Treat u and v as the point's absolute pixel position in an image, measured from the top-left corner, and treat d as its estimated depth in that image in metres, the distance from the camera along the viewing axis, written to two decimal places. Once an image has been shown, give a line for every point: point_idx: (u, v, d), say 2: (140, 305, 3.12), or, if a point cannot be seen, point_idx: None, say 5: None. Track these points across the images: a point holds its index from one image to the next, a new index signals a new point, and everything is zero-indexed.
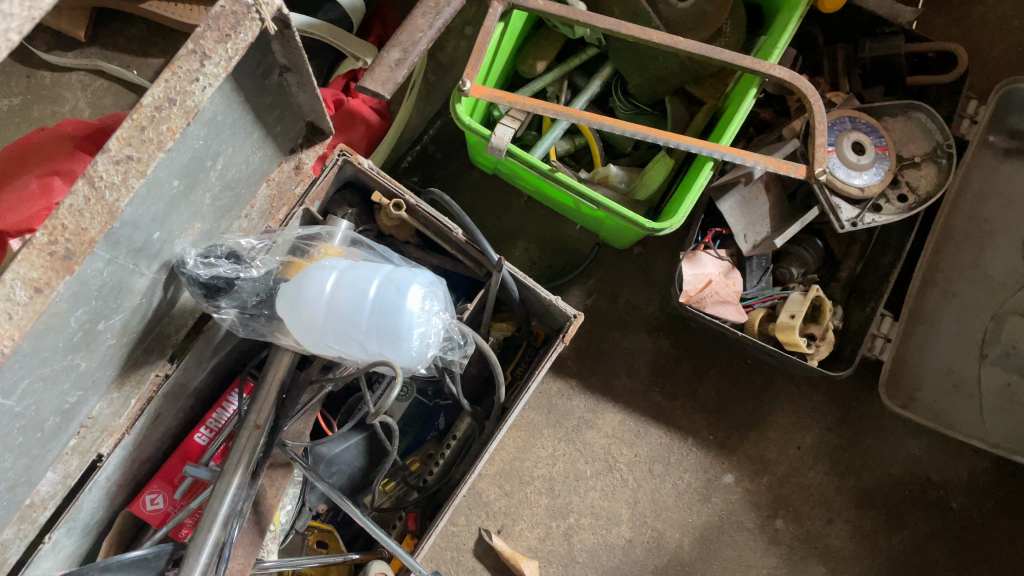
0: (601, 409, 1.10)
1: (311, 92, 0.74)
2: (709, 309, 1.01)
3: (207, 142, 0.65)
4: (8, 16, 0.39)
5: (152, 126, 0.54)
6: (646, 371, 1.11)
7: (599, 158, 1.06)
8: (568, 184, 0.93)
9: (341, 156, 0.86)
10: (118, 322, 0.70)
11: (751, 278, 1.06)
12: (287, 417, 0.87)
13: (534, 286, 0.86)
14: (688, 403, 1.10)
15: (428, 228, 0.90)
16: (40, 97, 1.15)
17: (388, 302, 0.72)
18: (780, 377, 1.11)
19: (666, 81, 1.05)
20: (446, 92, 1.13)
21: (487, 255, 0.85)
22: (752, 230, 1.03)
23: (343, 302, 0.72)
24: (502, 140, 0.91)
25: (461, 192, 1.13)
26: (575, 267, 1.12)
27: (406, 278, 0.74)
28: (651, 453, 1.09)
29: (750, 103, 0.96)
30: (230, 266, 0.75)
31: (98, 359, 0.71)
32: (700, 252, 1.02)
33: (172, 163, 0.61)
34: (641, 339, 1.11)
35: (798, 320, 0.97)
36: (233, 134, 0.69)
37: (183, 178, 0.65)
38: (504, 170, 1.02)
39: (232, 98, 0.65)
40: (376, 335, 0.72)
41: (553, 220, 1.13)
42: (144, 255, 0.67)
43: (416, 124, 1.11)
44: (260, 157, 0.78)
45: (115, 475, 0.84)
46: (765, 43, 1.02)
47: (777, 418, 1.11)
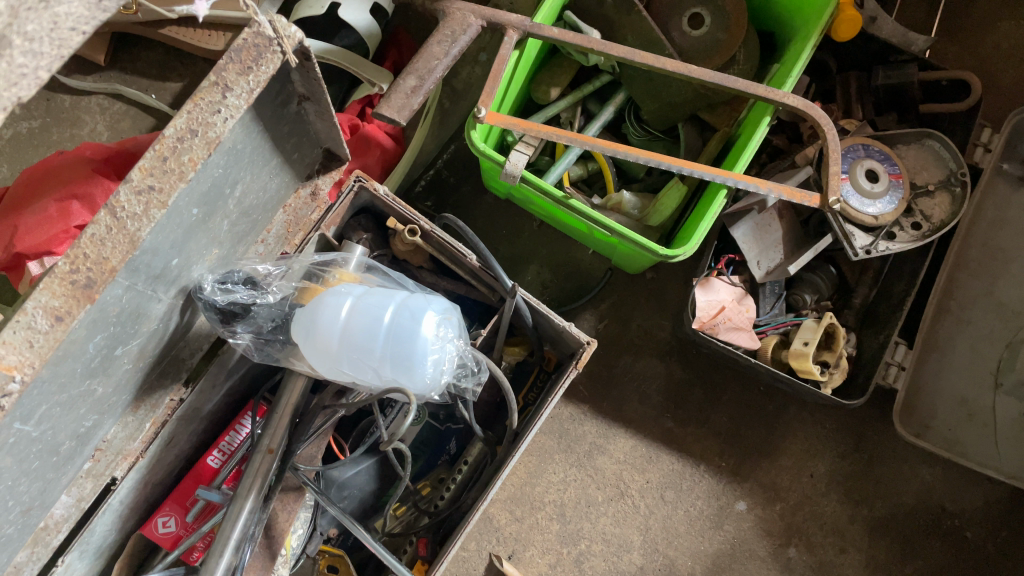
0: (612, 434, 1.09)
1: (329, 121, 0.75)
2: (722, 335, 1.00)
3: (227, 170, 0.66)
4: (38, 55, 0.39)
5: (174, 156, 0.55)
6: (657, 397, 1.10)
7: (612, 184, 1.06)
8: (582, 211, 0.93)
9: (357, 182, 0.86)
10: (135, 347, 0.71)
11: (764, 304, 1.05)
12: (300, 441, 0.87)
13: (547, 312, 0.86)
14: (700, 430, 1.10)
15: (443, 253, 0.90)
16: (59, 119, 1.16)
17: (403, 328, 0.72)
18: (793, 405, 1.11)
19: (679, 108, 1.05)
20: (460, 118, 1.13)
21: (500, 281, 0.85)
22: (765, 256, 1.03)
23: (358, 329, 0.73)
24: (517, 167, 0.92)
25: (475, 216, 1.13)
26: (588, 290, 1.12)
27: (420, 305, 0.74)
28: (663, 479, 1.09)
29: (764, 132, 0.96)
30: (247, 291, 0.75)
31: (115, 383, 0.72)
32: (714, 277, 1.01)
33: (192, 191, 0.62)
34: (653, 363, 1.11)
35: (812, 347, 0.98)
36: (252, 162, 0.70)
37: (202, 206, 0.66)
38: (518, 196, 1.03)
39: (252, 127, 0.65)
40: (391, 362, 0.73)
41: (565, 245, 1.13)
42: (162, 282, 0.68)
43: (431, 148, 1.11)
44: (277, 183, 0.78)
45: (128, 498, 0.85)
46: (779, 71, 1.03)
47: (790, 446, 1.10)
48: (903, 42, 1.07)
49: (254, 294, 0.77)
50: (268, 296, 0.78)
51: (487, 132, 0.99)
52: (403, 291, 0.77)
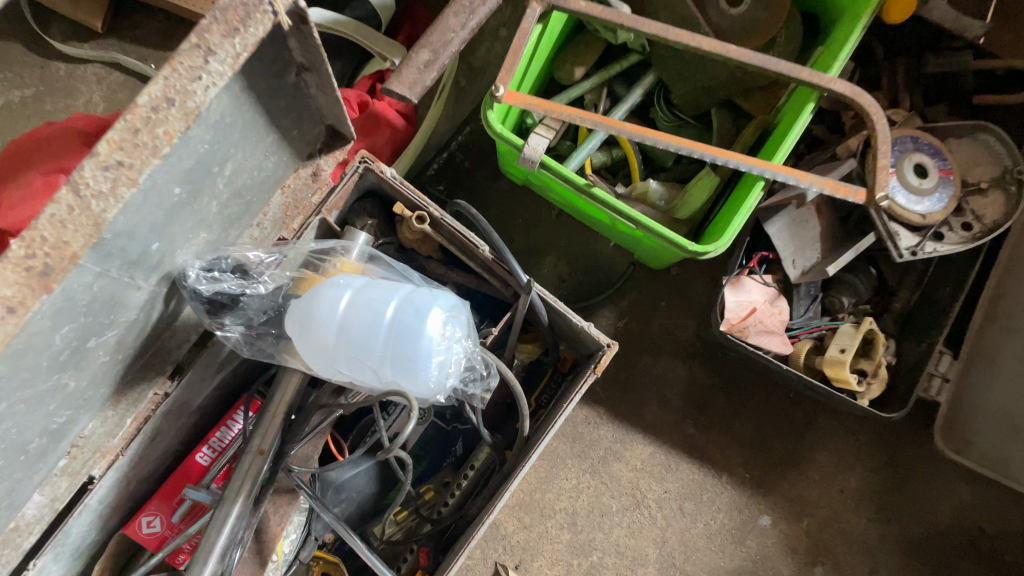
0: (629, 440, 1.02)
1: (331, 95, 0.68)
2: (752, 339, 0.93)
3: (214, 146, 0.59)
4: None
5: (147, 128, 0.48)
6: (679, 402, 1.03)
7: (637, 173, 0.99)
8: (606, 201, 0.86)
9: (362, 163, 0.79)
10: (112, 338, 0.64)
11: (798, 306, 0.97)
12: (294, 442, 0.81)
13: (565, 310, 0.78)
14: (723, 438, 1.02)
15: (453, 243, 0.83)
16: (54, 89, 1.10)
17: (406, 326, 0.65)
18: (824, 413, 1.03)
19: (714, 93, 0.98)
20: (476, 97, 1.06)
21: (515, 276, 0.78)
22: (801, 254, 0.95)
23: (357, 325, 0.66)
24: (536, 151, 0.84)
25: (489, 203, 1.06)
26: (608, 286, 1.04)
27: (426, 301, 0.67)
28: (682, 489, 1.02)
29: (807, 120, 0.88)
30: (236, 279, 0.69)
31: (89, 377, 0.66)
32: (744, 276, 0.94)
33: (174, 168, 0.55)
34: (675, 366, 1.03)
35: (849, 355, 0.91)
36: (244, 138, 0.63)
37: (186, 185, 0.59)
38: (536, 182, 0.95)
39: (243, 99, 0.59)
40: (392, 362, 0.66)
41: (585, 237, 1.05)
42: (141, 267, 0.61)
43: (445, 129, 1.04)
44: (273, 163, 0.72)
45: (108, 497, 0.79)
46: (822, 55, 0.95)
47: (820, 458, 1.03)
48: (958, 27, 0.99)
49: (245, 284, 0.70)
50: (261, 288, 0.72)
51: (506, 111, 0.92)
52: (409, 285, 0.70)
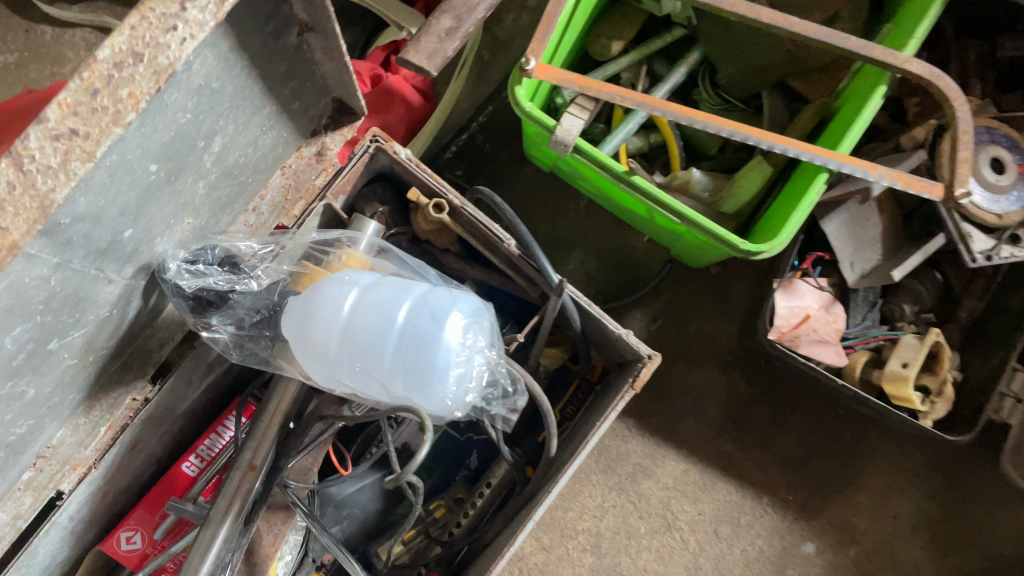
0: (661, 455, 0.93)
1: (338, 62, 0.58)
2: (803, 349, 0.84)
3: (197, 115, 0.50)
4: None
5: (109, 89, 0.39)
6: (716, 415, 0.94)
7: (678, 162, 0.89)
8: (649, 191, 0.75)
9: (374, 142, 0.69)
10: (79, 339, 0.55)
11: (854, 315, 0.88)
12: (289, 457, 0.71)
13: (601, 316, 0.69)
14: (764, 456, 0.93)
15: (474, 236, 0.74)
16: (39, 55, 1.00)
17: (419, 333, 0.56)
18: (875, 431, 0.93)
19: (766, 72, 0.87)
20: (500, 73, 0.96)
21: (544, 275, 0.68)
22: (859, 256, 0.86)
23: (363, 330, 0.56)
24: (570, 133, 0.75)
25: (512, 191, 0.97)
26: (640, 287, 0.95)
27: (444, 303, 0.58)
28: (717, 511, 0.92)
29: (878, 105, 0.78)
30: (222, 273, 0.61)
31: (53, 382, 0.57)
32: (798, 279, 0.84)
33: (148, 141, 0.46)
34: (713, 375, 0.94)
35: (913, 371, 0.81)
36: (234, 108, 0.54)
37: (163, 161, 0.50)
38: (567, 169, 0.85)
39: (232, 59, 0.49)
40: (404, 374, 0.56)
41: (617, 230, 0.96)
42: (111, 258, 0.52)
43: (465, 108, 0.95)
44: (271, 139, 0.62)
45: (80, 513, 0.69)
46: (891, 33, 0.84)
47: (870, 481, 0.93)
48: None
49: (234, 279, 0.63)
50: (252, 283, 0.64)
51: (534, 87, 0.82)
52: (424, 284, 0.61)
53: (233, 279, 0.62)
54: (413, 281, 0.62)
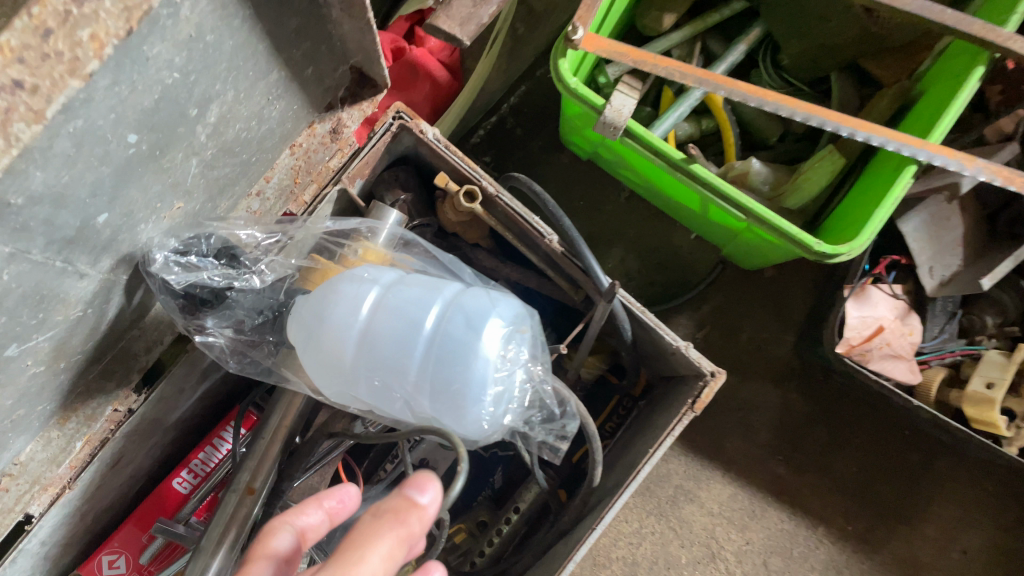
0: (705, 477, 0.84)
1: (361, 21, 0.49)
2: (873, 365, 0.74)
3: (188, 77, 0.41)
4: None
5: (64, 29, 0.29)
6: (768, 434, 0.84)
7: (733, 152, 0.79)
8: (707, 182, 0.66)
9: (396, 119, 0.61)
10: (44, 343, 0.46)
11: (931, 326, 0.79)
12: (291, 480, 0.62)
13: (656, 326, 0.59)
14: (819, 480, 0.84)
15: (509, 230, 0.64)
16: None
17: (451, 342, 0.46)
18: (945, 456, 0.84)
19: (837, 52, 0.78)
20: (536, 50, 0.87)
21: (593, 278, 0.59)
22: (939, 261, 0.77)
23: (384, 338, 0.47)
24: (621, 114, 0.65)
25: (546, 180, 0.87)
26: (687, 290, 0.85)
27: (480, 307, 0.48)
28: (767, 542, 0.83)
29: (972, 90, 0.68)
30: (218, 267, 0.53)
31: (15, 394, 0.47)
32: (870, 285, 0.75)
33: (123, 104, 0.37)
34: (765, 389, 0.85)
35: (1000, 393, 0.72)
36: (234, 70, 0.44)
37: (145, 132, 0.41)
38: (611, 155, 0.76)
39: (231, 7, 0.40)
40: (432, 391, 0.47)
41: (661, 226, 0.86)
42: (82, 248, 0.43)
43: (496, 88, 0.85)
44: (279, 112, 0.53)
45: (54, 538, 0.61)
46: (983, 10, 0.74)
47: (938, 511, 0.84)
48: None
49: (232, 274, 0.54)
50: (254, 279, 0.56)
51: (578, 62, 0.72)
52: (455, 283, 0.51)
53: (231, 275, 0.54)
54: (442, 280, 0.53)
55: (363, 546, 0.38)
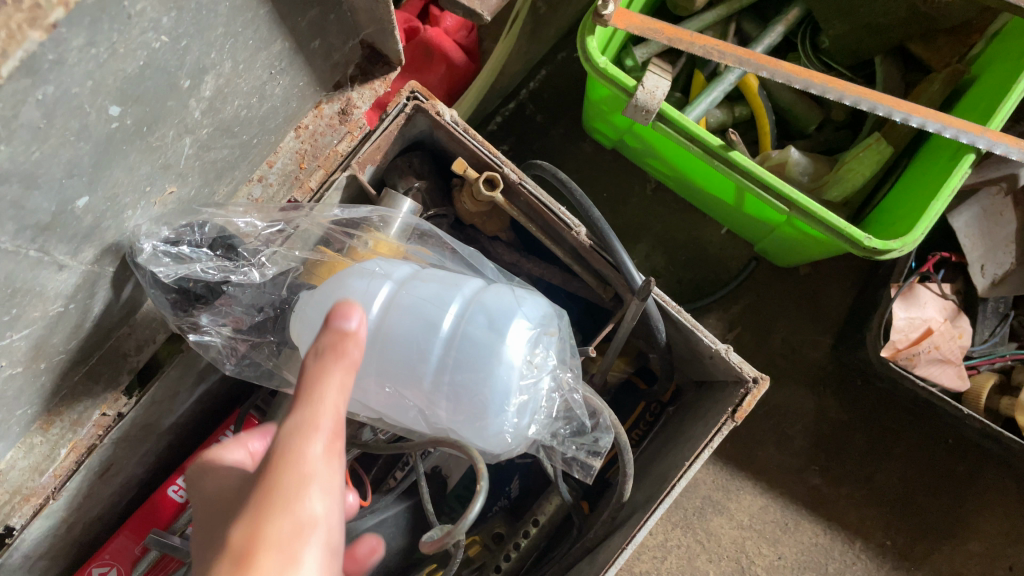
0: (735, 488, 0.79)
1: None
2: (920, 370, 0.69)
3: (179, 42, 0.36)
4: None
5: None
6: (802, 442, 0.79)
7: (769, 141, 0.74)
8: (747, 171, 0.61)
9: (411, 99, 0.55)
10: (20, 342, 0.41)
11: (981, 328, 0.73)
12: None
13: (693, 326, 0.54)
14: (857, 492, 0.79)
15: (532, 222, 0.59)
16: None
17: (472, 343, 0.41)
18: (991, 467, 0.79)
19: (882, 34, 0.72)
20: (557, 32, 0.82)
21: (625, 274, 0.54)
22: (991, 258, 0.71)
23: (398, 336, 0.42)
24: (655, 96, 0.59)
25: (567, 171, 0.82)
26: (717, 289, 0.80)
27: (503, 304, 0.43)
28: (800, 557, 0.78)
29: None
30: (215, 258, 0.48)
31: None
32: (918, 284, 0.70)
33: (103, 69, 0.32)
34: (799, 394, 0.80)
35: None
36: (232, 36, 0.39)
37: (129, 103, 0.36)
38: (640, 143, 0.71)
39: None
40: (450, 399, 0.42)
41: (689, 220, 0.81)
42: (60, 237, 0.38)
43: (514, 72, 0.80)
44: (283, 89, 0.48)
45: (38, 553, 0.56)
46: None
47: (982, 525, 0.79)
48: None
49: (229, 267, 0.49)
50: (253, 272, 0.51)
51: (605, 42, 0.68)
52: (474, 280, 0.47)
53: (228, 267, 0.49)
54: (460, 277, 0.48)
55: (315, 388, 0.34)
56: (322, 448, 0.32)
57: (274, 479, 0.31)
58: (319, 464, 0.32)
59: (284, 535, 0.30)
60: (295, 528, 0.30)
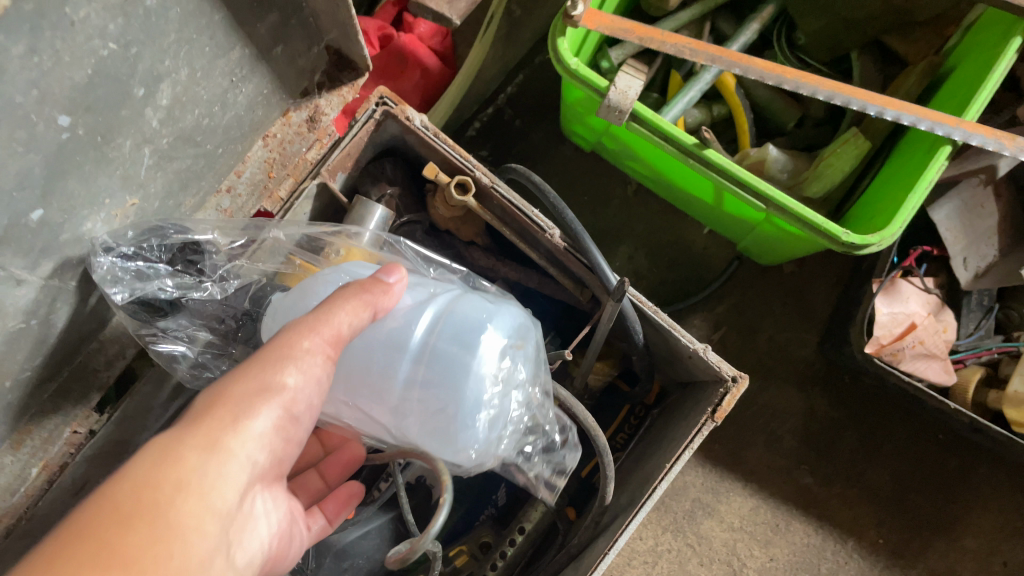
0: (725, 489, 0.78)
1: None
2: (906, 365, 0.68)
3: (128, 51, 0.36)
4: None
5: None
6: (791, 441, 0.79)
7: (748, 139, 0.74)
8: (724, 169, 0.60)
9: (380, 105, 0.54)
10: None
11: (965, 322, 0.73)
12: None
13: (671, 327, 0.53)
14: (849, 491, 0.78)
15: (507, 226, 0.59)
16: None
17: (440, 356, 0.40)
18: (984, 462, 0.78)
19: (858, 28, 0.72)
20: (532, 35, 0.81)
21: (600, 276, 0.53)
22: (974, 251, 0.70)
23: (365, 349, 0.41)
24: (627, 96, 0.59)
25: (547, 174, 0.82)
26: (700, 288, 0.79)
27: (475, 315, 0.42)
28: (792, 558, 0.77)
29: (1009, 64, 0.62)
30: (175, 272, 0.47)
31: None
32: (900, 279, 0.69)
33: (48, 79, 0.32)
34: (786, 393, 0.79)
35: None
36: (184, 45, 0.39)
37: (80, 113, 0.35)
38: (616, 144, 0.70)
39: None
40: (420, 413, 0.41)
41: (671, 221, 0.81)
42: (15, 251, 0.37)
43: (491, 77, 0.80)
44: (246, 97, 0.48)
45: None
46: None
47: (977, 521, 0.78)
48: None
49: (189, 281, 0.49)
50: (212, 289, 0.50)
51: (578, 44, 0.67)
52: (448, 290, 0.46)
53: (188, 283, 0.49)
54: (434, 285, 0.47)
55: (328, 303, 0.38)
56: (310, 343, 0.37)
57: (270, 350, 0.37)
58: (311, 354, 0.37)
59: (251, 397, 0.35)
60: (262, 388, 0.36)
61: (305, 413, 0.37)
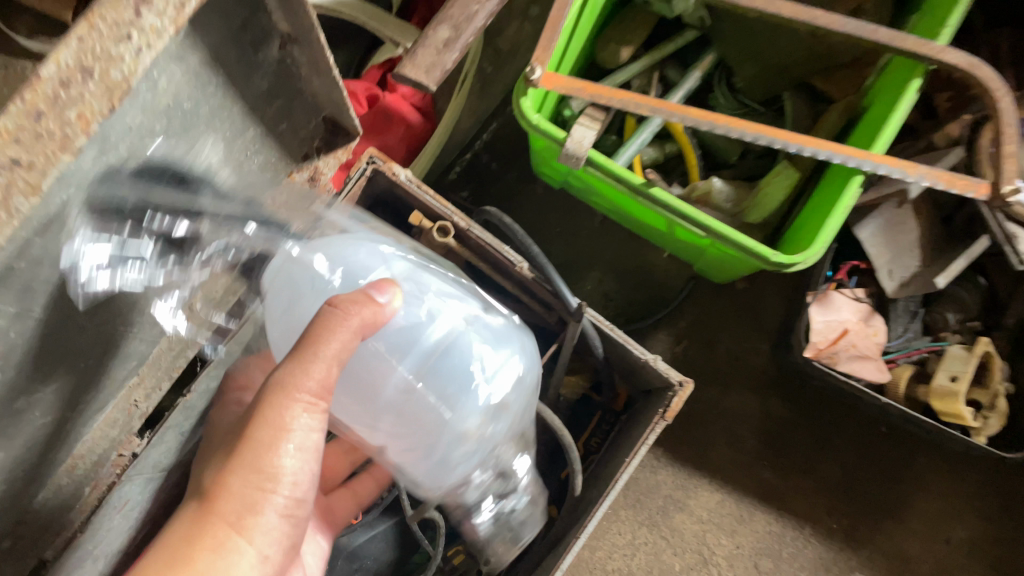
0: (693, 486, 0.87)
1: (330, 83, 0.53)
2: (842, 366, 0.78)
3: (169, 143, 0.45)
4: None
5: (55, 111, 0.33)
6: (751, 440, 0.88)
7: (697, 171, 0.83)
8: (668, 203, 0.70)
9: (370, 163, 0.64)
10: (50, 395, 0.49)
11: (895, 326, 0.82)
12: None
13: (624, 341, 0.63)
14: (805, 482, 0.87)
15: (482, 261, 0.68)
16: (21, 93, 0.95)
17: (424, 399, 0.48)
18: (925, 452, 0.87)
19: (787, 72, 0.82)
20: (504, 88, 0.91)
21: (562, 299, 0.63)
22: (898, 263, 0.80)
23: (369, 362, 0.48)
24: (581, 145, 0.69)
25: (522, 211, 0.91)
26: (662, 307, 0.89)
27: (462, 367, 0.49)
28: (757, 545, 0.86)
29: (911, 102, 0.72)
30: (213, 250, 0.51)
31: (26, 442, 0.50)
32: (833, 290, 0.79)
33: (112, 171, 0.41)
34: (745, 397, 0.88)
35: (964, 385, 0.76)
36: (211, 132, 0.48)
37: (133, 194, 0.45)
38: (579, 183, 0.80)
39: (205, 78, 0.44)
40: (399, 434, 0.50)
41: (635, 247, 0.90)
42: (81, 304, 0.47)
43: (467, 126, 0.89)
44: (258, 165, 0.57)
45: None
46: (918, 24, 0.78)
47: (921, 505, 0.87)
48: None
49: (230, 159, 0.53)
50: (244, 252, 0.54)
51: (541, 99, 0.77)
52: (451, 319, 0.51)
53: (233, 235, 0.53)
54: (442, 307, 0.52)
55: (314, 345, 0.43)
56: (300, 409, 0.44)
57: (263, 426, 0.44)
58: (295, 435, 0.45)
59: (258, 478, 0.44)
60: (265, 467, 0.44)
61: (300, 487, 0.46)
